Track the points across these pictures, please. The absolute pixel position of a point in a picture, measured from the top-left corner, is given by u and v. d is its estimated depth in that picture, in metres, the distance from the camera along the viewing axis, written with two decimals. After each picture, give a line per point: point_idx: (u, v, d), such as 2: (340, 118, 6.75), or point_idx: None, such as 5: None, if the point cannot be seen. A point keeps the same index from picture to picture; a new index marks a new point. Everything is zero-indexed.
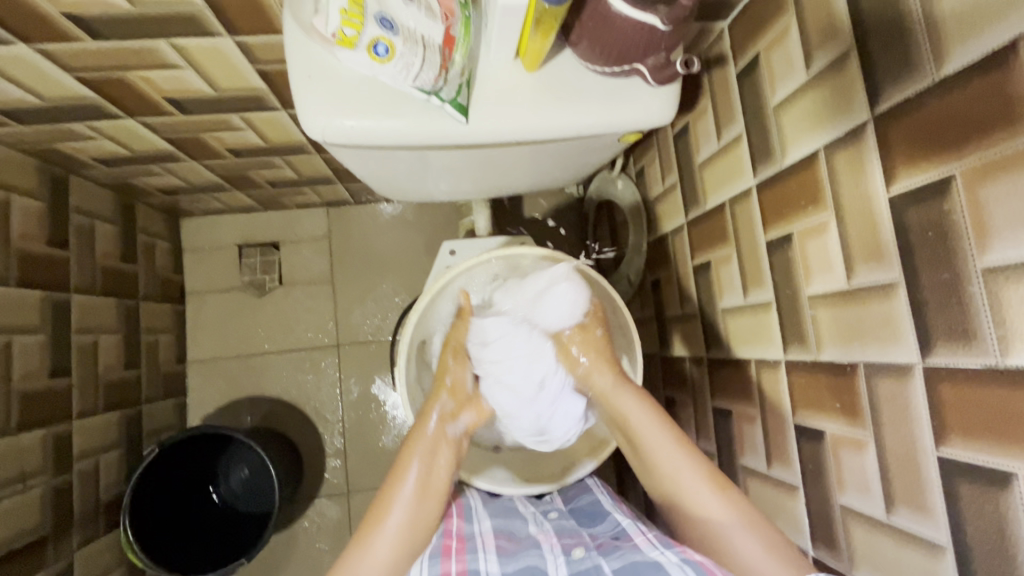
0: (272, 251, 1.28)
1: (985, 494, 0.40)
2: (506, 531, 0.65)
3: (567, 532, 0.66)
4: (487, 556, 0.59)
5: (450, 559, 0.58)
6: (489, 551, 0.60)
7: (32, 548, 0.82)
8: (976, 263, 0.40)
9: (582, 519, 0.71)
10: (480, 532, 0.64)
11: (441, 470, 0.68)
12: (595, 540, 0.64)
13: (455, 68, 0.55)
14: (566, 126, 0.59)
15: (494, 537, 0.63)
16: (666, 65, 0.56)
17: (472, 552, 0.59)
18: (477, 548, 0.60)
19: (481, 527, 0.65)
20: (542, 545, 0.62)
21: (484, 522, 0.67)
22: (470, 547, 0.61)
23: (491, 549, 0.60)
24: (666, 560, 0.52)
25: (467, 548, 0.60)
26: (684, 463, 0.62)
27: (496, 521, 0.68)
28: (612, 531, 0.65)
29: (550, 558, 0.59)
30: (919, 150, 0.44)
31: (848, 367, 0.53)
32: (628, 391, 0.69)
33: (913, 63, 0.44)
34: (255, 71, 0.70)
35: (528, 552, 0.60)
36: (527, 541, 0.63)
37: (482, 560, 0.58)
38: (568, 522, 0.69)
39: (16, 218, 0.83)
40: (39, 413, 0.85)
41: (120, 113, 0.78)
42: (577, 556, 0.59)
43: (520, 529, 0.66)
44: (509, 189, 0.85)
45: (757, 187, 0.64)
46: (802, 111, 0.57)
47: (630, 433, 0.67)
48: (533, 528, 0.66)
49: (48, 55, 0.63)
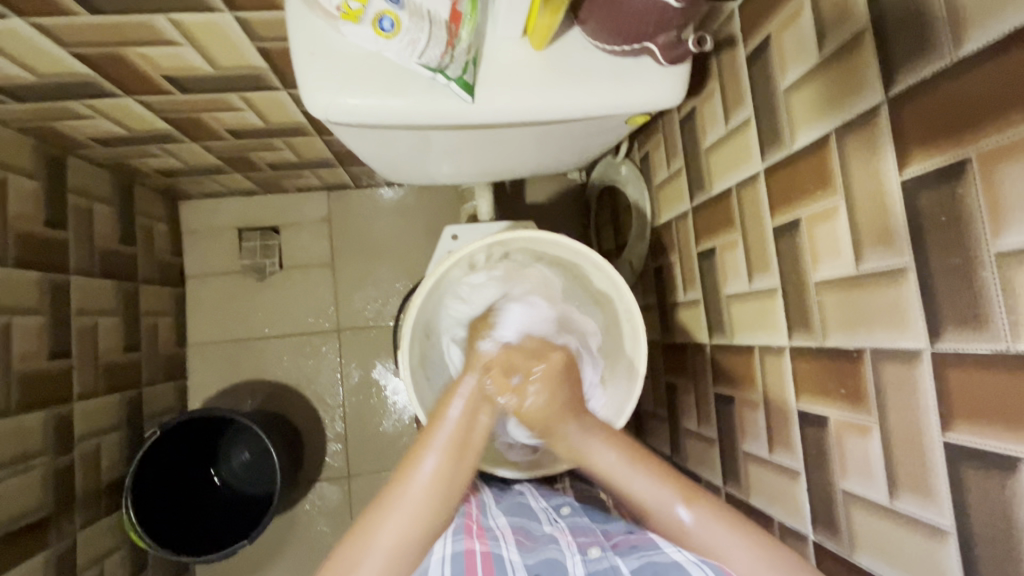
0: (272, 235, 1.26)
1: (991, 479, 0.40)
2: (522, 527, 0.66)
3: (581, 529, 0.66)
4: (509, 546, 0.61)
5: (474, 540, 0.60)
6: (510, 542, 0.62)
7: (34, 528, 0.82)
8: (989, 247, 0.40)
9: (594, 514, 0.71)
10: (498, 526, 0.65)
11: (480, 421, 0.62)
12: (610, 539, 0.63)
13: (461, 46, 0.53)
14: (574, 106, 0.58)
15: (512, 532, 0.64)
16: (678, 43, 0.55)
17: (493, 540, 0.61)
18: (497, 538, 0.62)
19: (498, 522, 0.66)
20: (559, 540, 0.62)
21: (499, 518, 0.68)
22: (491, 535, 0.62)
23: (512, 541, 0.62)
24: (685, 559, 0.53)
25: (487, 535, 0.62)
26: (691, 516, 0.56)
27: (512, 518, 0.68)
28: (626, 528, 0.65)
29: (568, 554, 0.59)
30: (934, 133, 0.43)
31: (854, 353, 0.52)
32: (596, 437, 0.62)
33: (931, 44, 0.43)
34: (255, 48, 0.69)
35: (546, 547, 0.61)
36: (544, 538, 0.63)
37: (503, 547, 0.60)
38: (581, 519, 0.69)
39: (14, 198, 0.82)
40: (39, 394, 0.85)
41: (118, 91, 0.76)
42: (594, 555, 0.59)
43: (535, 527, 0.66)
44: (513, 172, 0.84)
45: (764, 171, 0.64)
46: (813, 93, 0.56)
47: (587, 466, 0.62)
48: (548, 527, 0.66)
49: (43, 28, 0.61)
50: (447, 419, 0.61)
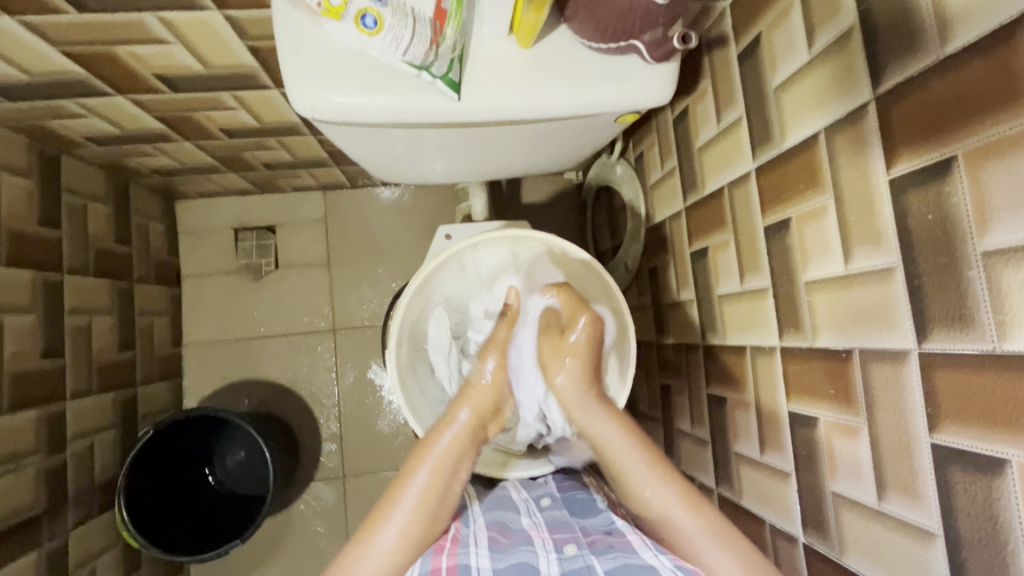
0: (268, 235, 1.27)
1: (978, 482, 0.40)
2: (498, 523, 0.65)
3: (559, 526, 0.64)
4: (478, 551, 0.59)
5: (441, 555, 0.58)
6: (480, 546, 0.60)
7: (26, 527, 0.82)
8: (977, 245, 0.39)
9: (576, 509, 0.70)
10: (472, 530, 0.64)
11: (456, 484, 0.63)
12: (587, 536, 0.62)
13: (446, 42, 0.53)
14: (562, 105, 0.58)
15: (486, 532, 0.63)
16: (664, 41, 0.55)
17: (462, 547, 0.59)
18: (469, 543, 0.60)
19: (475, 525, 0.65)
20: (534, 539, 0.61)
21: (478, 520, 0.67)
22: (463, 543, 0.60)
23: (483, 543, 0.60)
24: (660, 564, 0.52)
25: (458, 544, 0.60)
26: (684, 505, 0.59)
27: (490, 516, 0.67)
28: (605, 526, 0.64)
29: (542, 553, 0.58)
30: (920, 132, 0.42)
31: (843, 353, 0.52)
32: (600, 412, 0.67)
33: (919, 41, 0.42)
34: (245, 47, 0.68)
35: (519, 548, 0.59)
36: (519, 535, 0.62)
37: (472, 555, 0.58)
38: (560, 513, 0.68)
39: (7, 198, 0.82)
40: (32, 393, 0.85)
41: (109, 90, 0.76)
42: (569, 553, 0.58)
43: (513, 520, 0.66)
44: (505, 170, 0.84)
45: (755, 171, 0.63)
46: (804, 92, 0.55)
47: (606, 458, 0.65)
48: (526, 520, 0.66)
49: (31, 27, 0.61)
50: (411, 485, 0.61)
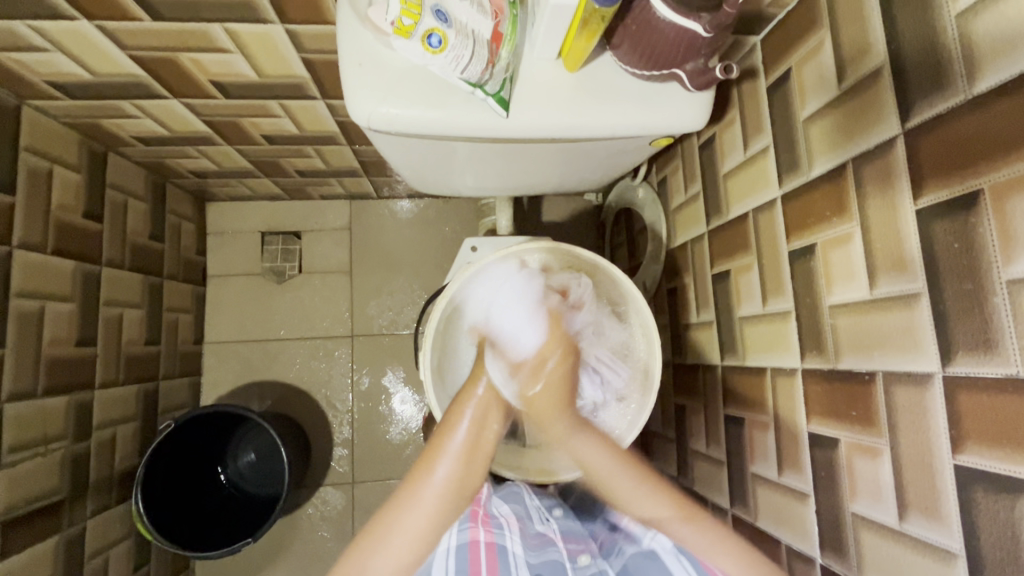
0: (293, 241, 1.30)
1: (999, 501, 0.41)
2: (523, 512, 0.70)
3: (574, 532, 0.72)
4: (512, 535, 0.66)
5: (480, 529, 0.65)
6: (513, 530, 0.67)
7: (48, 510, 0.84)
8: (1001, 273, 0.41)
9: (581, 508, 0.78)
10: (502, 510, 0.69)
11: (489, 433, 0.69)
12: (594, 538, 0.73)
13: (501, 64, 0.57)
14: (602, 124, 0.61)
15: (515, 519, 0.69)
16: (705, 70, 0.58)
17: (497, 527, 0.66)
18: (502, 525, 0.67)
19: (502, 506, 0.70)
20: (556, 543, 0.68)
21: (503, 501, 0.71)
22: (496, 521, 0.67)
23: (514, 529, 0.67)
24: (659, 546, 0.63)
25: (492, 520, 0.67)
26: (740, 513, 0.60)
27: (514, 505, 0.71)
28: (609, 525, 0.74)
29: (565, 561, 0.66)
30: (946, 168, 0.45)
31: (866, 376, 0.54)
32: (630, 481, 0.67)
33: (946, 82, 0.45)
34: (300, 59, 0.73)
35: (545, 547, 0.67)
36: (543, 536, 0.69)
37: (507, 537, 0.66)
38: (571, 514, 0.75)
39: (57, 189, 0.86)
40: (64, 380, 0.87)
41: (166, 93, 0.80)
42: (584, 565, 0.67)
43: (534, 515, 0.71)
44: (531, 189, 0.89)
45: (781, 198, 0.66)
46: (831, 126, 0.58)
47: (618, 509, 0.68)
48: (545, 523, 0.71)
49: (105, 30, 0.65)
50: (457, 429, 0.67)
